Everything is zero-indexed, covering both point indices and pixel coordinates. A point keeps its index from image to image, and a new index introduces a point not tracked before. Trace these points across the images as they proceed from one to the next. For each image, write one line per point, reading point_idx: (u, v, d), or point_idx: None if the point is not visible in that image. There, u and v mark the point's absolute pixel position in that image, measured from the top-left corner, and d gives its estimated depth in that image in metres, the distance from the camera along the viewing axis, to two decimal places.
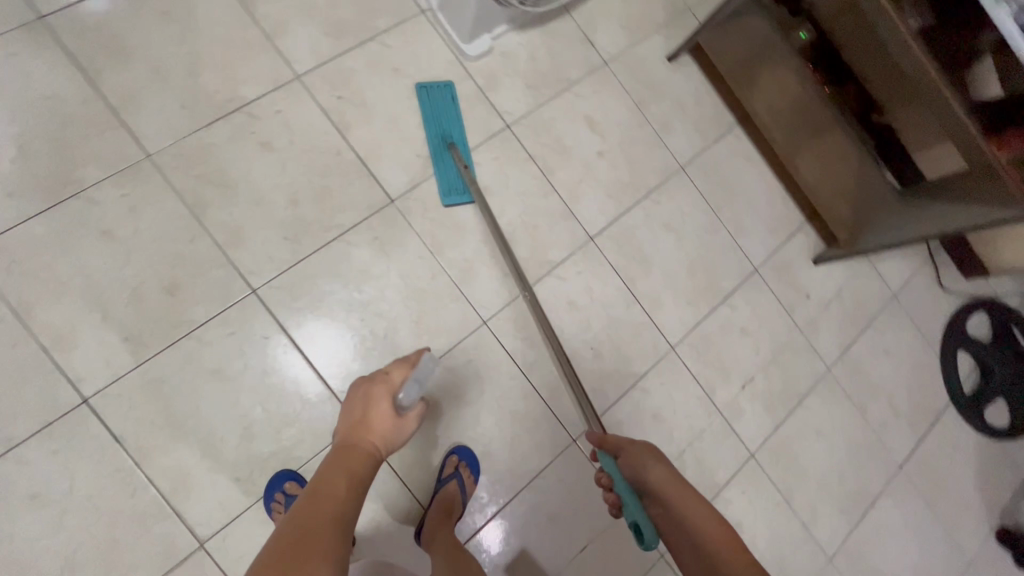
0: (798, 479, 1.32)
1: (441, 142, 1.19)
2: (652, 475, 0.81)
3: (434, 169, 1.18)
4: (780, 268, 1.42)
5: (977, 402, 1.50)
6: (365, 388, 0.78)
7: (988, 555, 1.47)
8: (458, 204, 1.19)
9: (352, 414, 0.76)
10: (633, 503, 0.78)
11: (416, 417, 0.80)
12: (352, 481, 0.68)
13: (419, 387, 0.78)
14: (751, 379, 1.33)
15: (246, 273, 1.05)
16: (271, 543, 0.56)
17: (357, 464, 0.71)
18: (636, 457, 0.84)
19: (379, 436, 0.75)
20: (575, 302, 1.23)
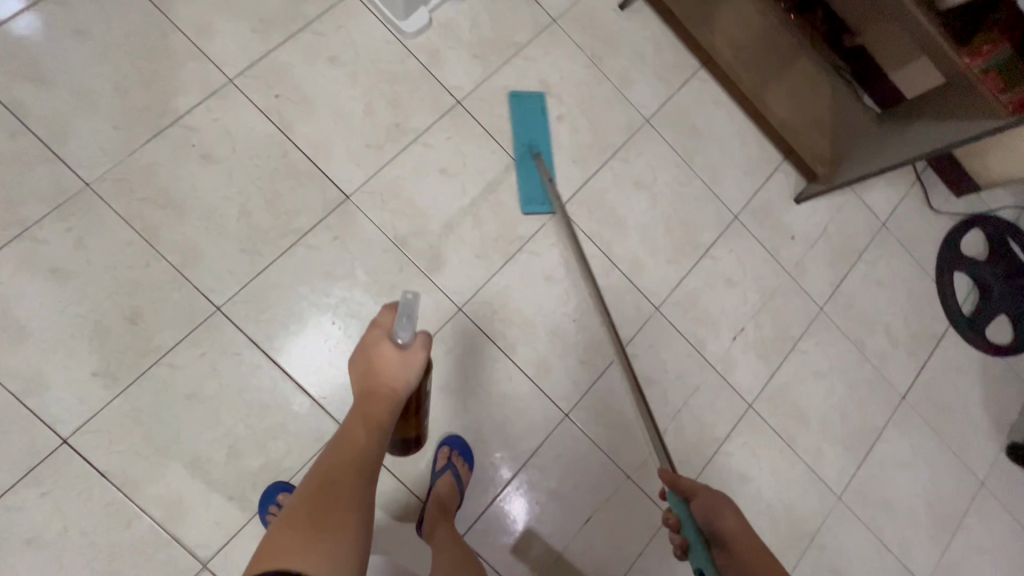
0: (800, 423, 1.31)
1: (527, 151, 1.22)
2: (725, 524, 0.78)
3: (517, 176, 1.21)
4: (761, 212, 1.38)
5: (978, 322, 1.47)
6: (363, 336, 0.74)
7: (1001, 473, 1.46)
8: (538, 214, 1.21)
9: (361, 361, 0.74)
10: (702, 546, 0.68)
11: (423, 346, 0.75)
12: (370, 428, 0.71)
13: (411, 324, 0.72)
14: (741, 329, 1.30)
15: (208, 292, 1.03)
16: (293, 505, 0.62)
17: (374, 411, 0.72)
18: (710, 501, 0.79)
19: (390, 378, 0.73)
20: (551, 276, 1.20)
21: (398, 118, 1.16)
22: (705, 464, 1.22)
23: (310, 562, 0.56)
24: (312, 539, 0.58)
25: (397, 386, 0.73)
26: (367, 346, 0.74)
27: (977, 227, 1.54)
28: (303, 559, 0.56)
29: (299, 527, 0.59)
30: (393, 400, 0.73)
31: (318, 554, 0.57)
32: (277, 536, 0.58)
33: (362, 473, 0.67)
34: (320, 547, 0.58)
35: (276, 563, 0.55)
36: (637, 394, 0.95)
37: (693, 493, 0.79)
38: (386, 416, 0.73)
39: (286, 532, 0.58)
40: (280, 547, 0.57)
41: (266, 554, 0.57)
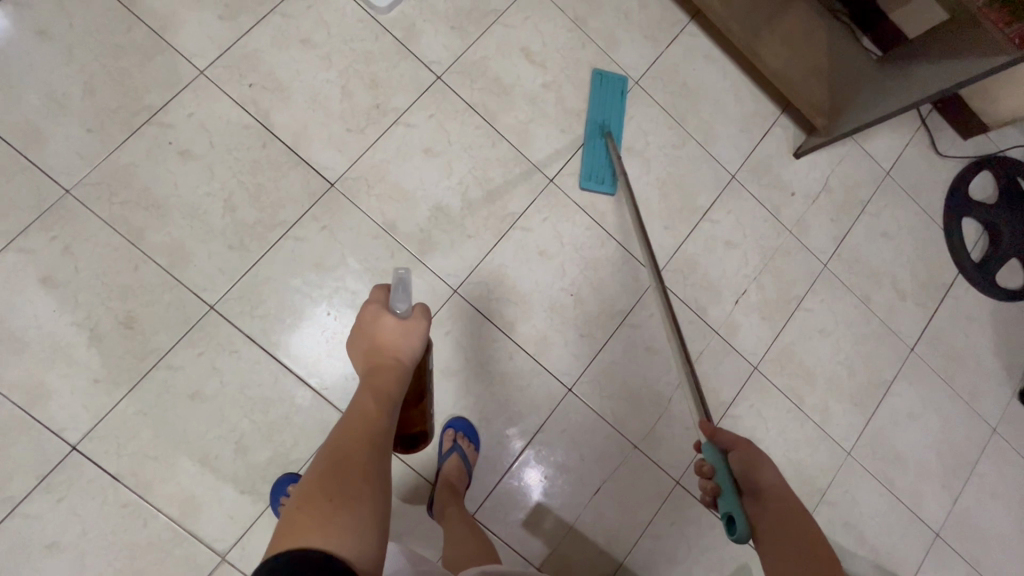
0: (806, 382, 1.29)
1: (598, 129, 1.23)
2: (763, 478, 0.70)
3: (583, 152, 1.22)
4: (759, 169, 1.34)
5: (988, 267, 1.43)
6: (363, 316, 0.80)
7: (1013, 418, 1.44)
8: (596, 192, 1.22)
9: (365, 340, 0.79)
10: (734, 493, 0.65)
11: (422, 316, 0.80)
12: (381, 399, 0.72)
13: (406, 294, 0.76)
14: (743, 292, 1.28)
15: (200, 291, 1.02)
16: (307, 481, 0.60)
17: (383, 382, 0.74)
18: (749, 454, 0.71)
19: (395, 347, 0.77)
20: (545, 251, 1.18)
21: (377, 99, 1.13)
22: None
23: (335, 530, 0.54)
24: (335, 508, 0.56)
25: (402, 355, 0.77)
26: (368, 324, 0.79)
27: (986, 170, 1.48)
28: (329, 526, 0.54)
29: (320, 498, 0.57)
30: (399, 369, 0.76)
31: (343, 523, 0.55)
32: (298, 509, 0.56)
33: (376, 446, 0.66)
34: (343, 515, 0.56)
35: (301, 534, 0.53)
36: (678, 336, 0.88)
37: (732, 445, 0.72)
38: (396, 387, 0.75)
39: (308, 505, 0.56)
40: (303, 518, 0.55)
41: (289, 530, 0.54)
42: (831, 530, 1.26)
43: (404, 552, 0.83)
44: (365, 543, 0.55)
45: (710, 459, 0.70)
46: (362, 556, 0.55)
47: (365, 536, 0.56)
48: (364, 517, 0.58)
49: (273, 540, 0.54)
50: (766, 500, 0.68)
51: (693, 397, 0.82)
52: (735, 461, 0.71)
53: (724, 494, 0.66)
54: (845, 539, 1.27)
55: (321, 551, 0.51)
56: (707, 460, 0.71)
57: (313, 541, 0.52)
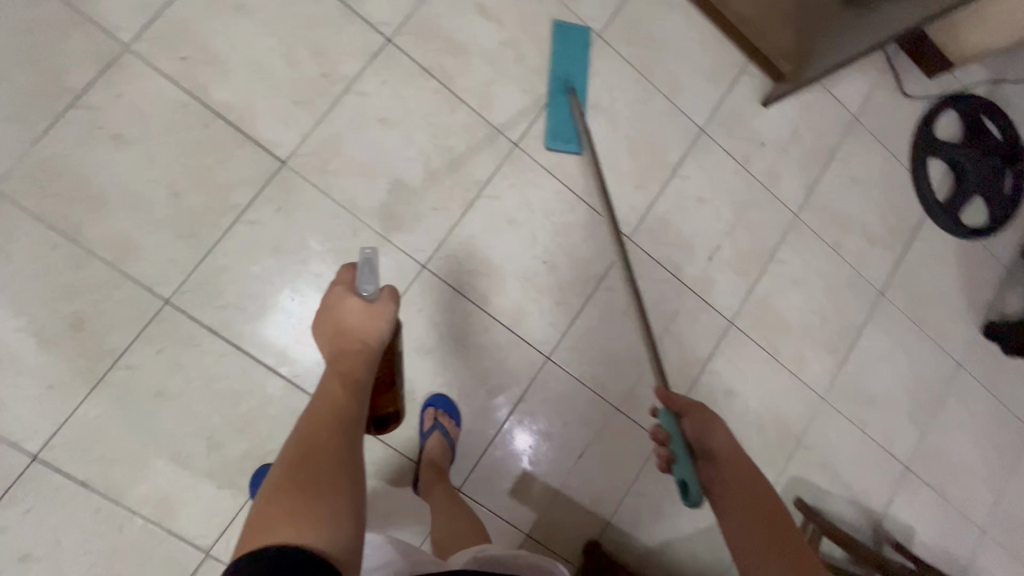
0: (780, 332, 1.31)
1: (561, 85, 1.18)
2: (715, 441, 0.68)
3: (547, 110, 1.17)
4: (728, 121, 1.31)
5: (954, 207, 1.45)
6: (326, 300, 0.77)
7: (978, 352, 1.49)
8: (563, 152, 1.18)
9: (329, 325, 0.76)
10: (687, 459, 0.64)
11: (390, 299, 0.76)
12: (348, 384, 0.70)
13: (373, 275, 0.74)
14: (716, 248, 1.27)
15: (152, 285, 0.96)
16: (274, 474, 0.57)
17: (351, 366, 0.71)
18: (702, 416, 0.69)
19: (360, 330, 0.74)
20: (514, 219, 1.15)
21: (325, 67, 1.06)
22: (691, 385, 1.23)
23: (305, 521, 0.52)
24: (305, 499, 0.54)
25: (369, 338, 0.74)
26: (331, 307, 0.76)
27: (953, 109, 1.48)
28: (298, 518, 0.52)
29: (289, 490, 0.55)
30: (368, 354, 0.73)
31: (314, 514, 0.53)
32: (267, 503, 0.54)
33: (346, 432, 0.64)
34: (312, 506, 0.54)
35: (270, 529, 0.51)
36: (638, 305, 0.86)
37: (686, 409, 0.70)
38: (363, 370, 0.72)
39: (276, 497, 0.54)
40: (273, 512, 0.52)
41: (256, 525, 0.52)
42: (808, 473, 1.31)
43: (391, 542, 0.76)
44: (338, 530, 0.53)
45: (664, 425, 0.70)
46: (336, 544, 0.52)
47: (338, 524, 0.54)
48: (336, 505, 0.55)
49: (242, 536, 0.52)
50: (720, 463, 0.67)
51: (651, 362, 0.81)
52: (687, 426, 0.69)
53: (678, 460, 0.66)
54: (822, 480, 1.32)
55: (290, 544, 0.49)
56: (662, 426, 0.70)
57: (283, 535, 0.50)
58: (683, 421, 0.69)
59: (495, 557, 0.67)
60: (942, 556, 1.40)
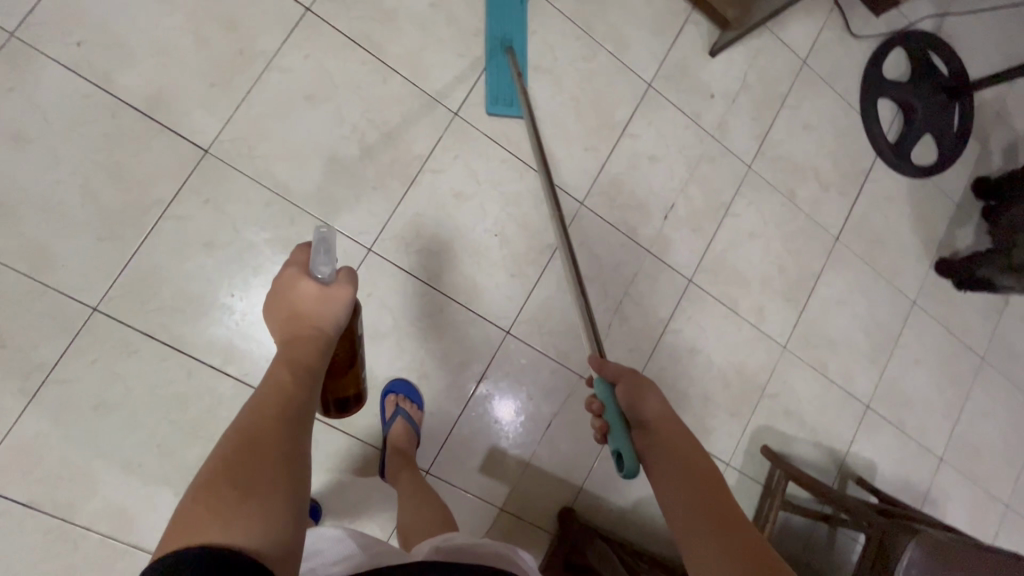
0: (739, 286, 1.31)
1: (499, 44, 1.12)
2: (648, 408, 0.69)
3: (486, 72, 1.12)
4: (676, 74, 1.27)
5: (904, 146, 1.46)
6: (278, 282, 0.71)
7: (933, 289, 1.52)
8: (506, 116, 1.12)
9: (281, 309, 0.70)
10: (621, 429, 0.68)
11: (347, 282, 0.71)
12: (297, 376, 0.62)
13: (329, 255, 0.69)
14: (671, 206, 1.25)
15: (76, 293, 0.90)
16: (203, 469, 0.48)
17: (303, 355, 0.65)
18: (636, 385, 0.70)
19: (313, 316, 0.68)
20: (461, 192, 1.10)
21: (240, 43, 0.98)
22: (654, 346, 1.23)
23: (238, 520, 0.44)
24: (241, 497, 0.46)
25: (323, 324, 0.68)
26: (283, 291, 0.70)
27: (901, 47, 1.47)
28: (230, 518, 0.44)
29: (222, 486, 0.46)
30: (321, 340, 0.67)
31: (251, 513, 0.45)
32: (195, 501, 0.45)
33: (292, 425, 0.56)
34: (248, 504, 0.46)
35: (196, 530, 0.42)
36: (573, 266, 0.85)
37: (619, 377, 0.71)
38: (313, 358, 0.66)
39: (206, 495, 0.45)
40: (201, 510, 0.44)
41: (179, 527, 0.43)
42: (774, 421, 1.34)
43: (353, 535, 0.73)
44: (277, 532, 0.45)
45: (600, 396, 0.72)
46: (274, 550, 0.44)
47: (277, 526, 0.46)
48: (277, 504, 0.47)
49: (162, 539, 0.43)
50: (653, 430, 0.68)
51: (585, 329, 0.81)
52: (620, 396, 0.70)
53: (613, 430, 0.69)
54: (787, 427, 1.35)
55: (220, 547, 0.41)
56: (598, 396, 0.72)
57: (211, 536, 0.42)
58: (617, 390, 0.71)
59: (456, 545, 0.64)
60: (903, 486, 1.46)
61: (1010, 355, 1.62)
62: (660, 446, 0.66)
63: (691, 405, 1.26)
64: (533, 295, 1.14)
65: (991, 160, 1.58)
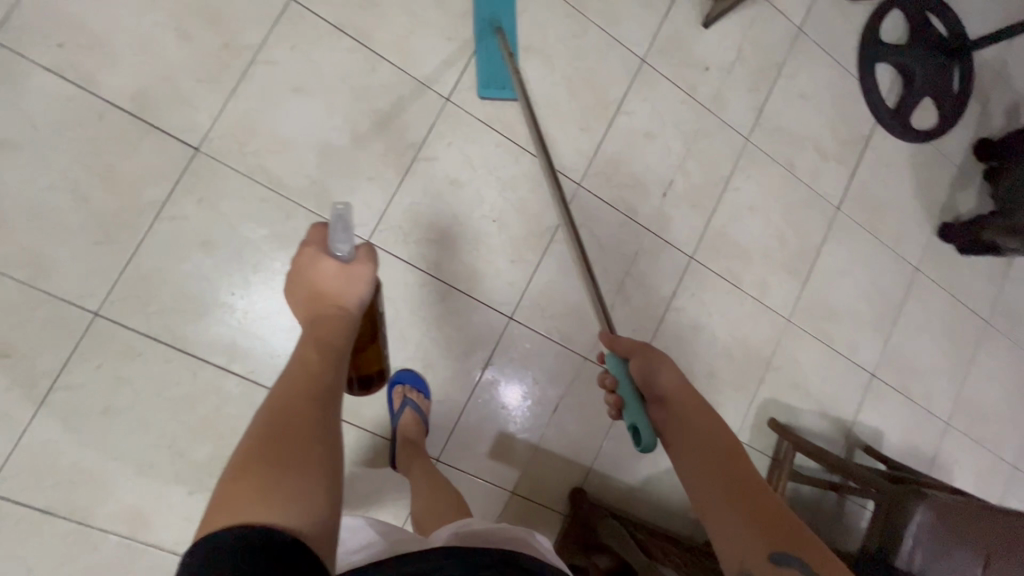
0: (741, 260, 1.30)
1: (487, 26, 1.10)
2: (662, 383, 0.68)
3: (476, 55, 1.10)
4: (669, 48, 1.24)
5: (903, 111, 1.44)
6: (297, 262, 0.67)
7: (936, 255, 1.51)
8: (498, 99, 1.11)
9: (301, 289, 0.66)
10: (636, 404, 0.68)
11: (367, 259, 0.67)
12: (324, 355, 0.58)
13: (347, 233, 0.64)
14: (670, 183, 1.24)
15: (76, 299, 0.90)
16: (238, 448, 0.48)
17: (329, 333, 0.61)
18: (648, 358, 0.70)
19: (336, 295, 0.64)
20: (456, 179, 1.09)
21: (223, 37, 0.96)
22: (657, 325, 1.23)
23: (279, 500, 0.43)
24: (280, 477, 0.45)
25: (347, 303, 0.64)
26: (302, 270, 0.65)
27: (897, 9, 1.43)
28: (271, 496, 0.43)
29: (260, 466, 0.45)
30: (346, 320, 0.64)
31: (292, 492, 0.44)
32: (234, 481, 0.44)
33: (324, 402, 0.53)
34: (288, 485, 0.45)
35: (238, 510, 0.42)
36: (577, 246, 0.84)
37: (631, 352, 0.71)
38: (340, 337, 0.62)
39: (245, 475, 0.45)
40: (241, 489, 0.43)
41: (220, 505, 0.43)
42: (780, 393, 1.34)
43: (374, 524, 0.74)
44: (319, 512, 0.45)
45: (612, 370, 0.73)
46: (318, 531, 0.44)
47: (320, 505, 0.45)
48: (318, 483, 0.46)
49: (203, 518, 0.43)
50: (669, 405, 0.67)
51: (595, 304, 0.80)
52: (632, 370, 0.70)
53: (627, 405, 0.70)
54: (793, 399, 1.35)
55: (264, 529, 0.41)
56: (611, 371, 0.73)
57: (255, 516, 0.41)
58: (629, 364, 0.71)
59: (474, 530, 0.65)
60: (910, 452, 1.47)
61: (1015, 317, 1.62)
62: (676, 420, 0.66)
63: (697, 382, 1.26)
64: (533, 280, 1.14)
65: (992, 121, 1.56)
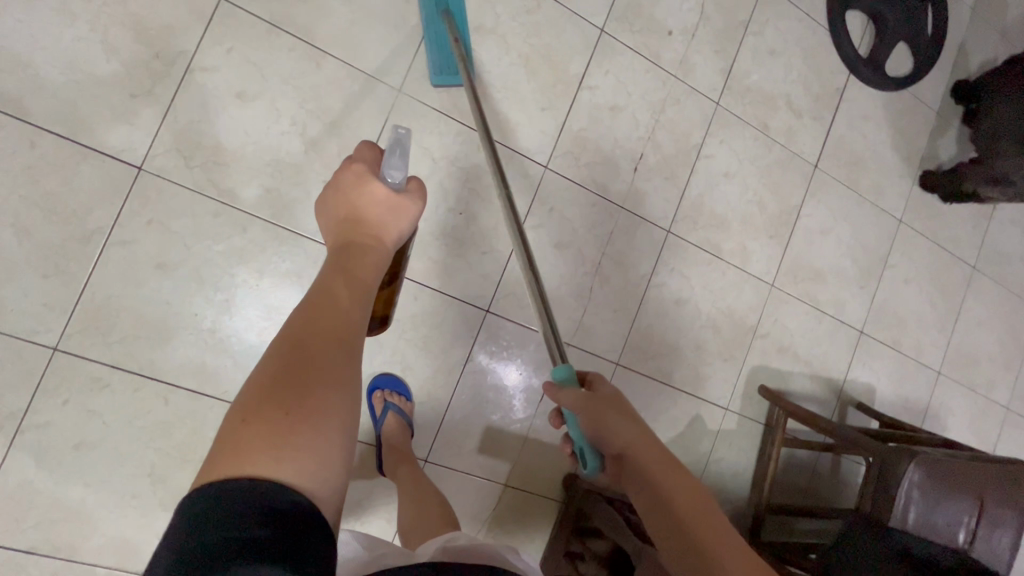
0: (719, 230, 1.27)
1: (435, 8, 1.04)
2: (617, 438, 0.64)
3: (426, 40, 1.04)
4: (629, 14, 1.19)
5: (876, 58, 1.39)
6: (339, 180, 0.62)
7: (919, 205, 1.48)
8: (452, 86, 1.06)
9: (338, 210, 0.61)
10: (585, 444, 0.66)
11: (416, 193, 0.63)
12: (354, 286, 0.53)
13: (403, 159, 0.63)
14: (640, 157, 1.20)
15: (33, 336, 0.87)
16: (251, 380, 0.44)
17: (360, 264, 0.56)
18: (595, 415, 0.64)
19: (376, 222, 0.60)
20: (417, 174, 1.05)
21: (154, 46, 0.91)
22: (639, 303, 1.21)
23: (291, 456, 0.40)
24: (296, 427, 0.41)
25: (386, 234, 0.60)
26: (345, 190, 0.61)
27: None
28: (284, 445, 0.40)
29: (274, 411, 0.42)
30: (381, 252, 0.59)
31: (307, 447, 0.41)
32: (244, 424, 0.41)
33: (348, 346, 0.48)
34: (305, 438, 0.41)
35: (244, 461, 0.39)
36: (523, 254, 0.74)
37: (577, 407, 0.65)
38: (372, 270, 0.57)
39: (256, 418, 0.41)
40: (248, 437, 0.40)
41: (226, 443, 0.40)
42: (769, 360, 1.33)
43: (357, 538, 0.70)
44: (333, 475, 0.41)
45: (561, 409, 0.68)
46: (322, 491, 0.41)
47: (332, 463, 0.42)
48: (333, 441, 0.42)
49: (205, 459, 0.40)
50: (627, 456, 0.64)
51: (543, 323, 0.71)
52: (582, 425, 0.65)
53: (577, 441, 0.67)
54: (782, 364, 1.34)
55: (273, 489, 0.38)
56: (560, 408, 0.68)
57: (264, 472, 0.38)
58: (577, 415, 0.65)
59: (460, 546, 0.62)
60: (902, 406, 1.47)
61: (1001, 260, 1.60)
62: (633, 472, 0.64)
63: (683, 357, 1.25)
64: (507, 270, 1.12)
65: (969, 62, 1.51)
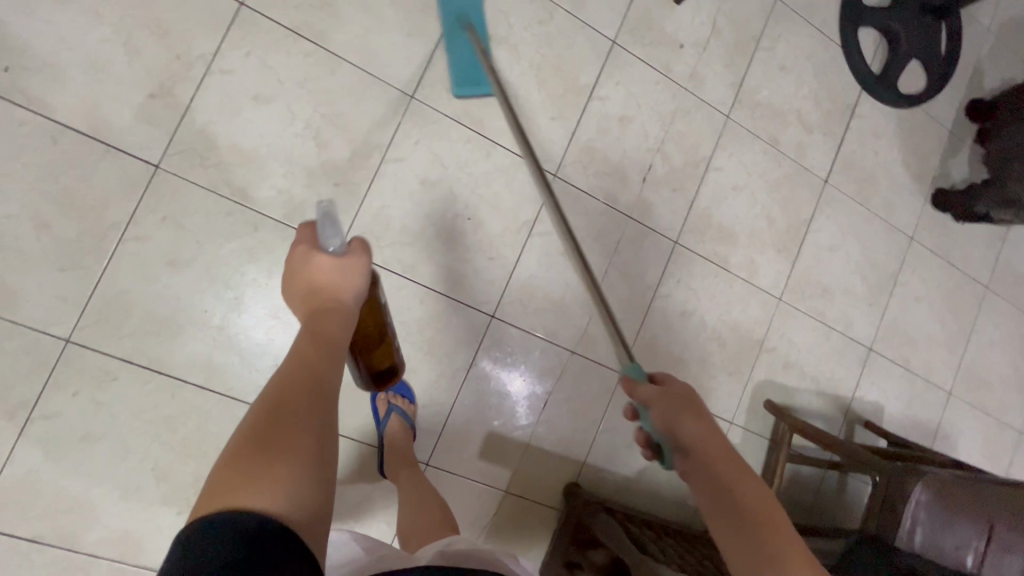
0: (727, 242, 1.27)
1: (455, 22, 1.06)
2: (687, 434, 0.60)
3: (448, 54, 1.06)
4: (641, 27, 1.20)
5: (889, 75, 1.39)
6: (289, 263, 0.62)
7: (930, 223, 1.47)
8: (477, 96, 1.07)
9: (296, 287, 0.61)
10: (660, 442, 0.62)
11: (361, 250, 0.62)
12: (322, 348, 0.54)
13: (337, 227, 0.60)
14: (648, 168, 1.21)
15: (46, 328, 0.89)
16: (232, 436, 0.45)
17: (325, 328, 0.56)
18: (670, 409, 0.61)
19: (333, 289, 0.60)
20: (426, 179, 1.06)
21: (174, 48, 0.94)
22: (644, 314, 1.21)
23: (268, 487, 0.41)
24: (272, 462, 0.42)
25: (345, 297, 0.60)
26: (297, 270, 0.61)
27: None
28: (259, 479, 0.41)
29: (250, 453, 0.43)
30: (346, 313, 0.59)
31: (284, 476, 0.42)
32: (223, 470, 0.42)
33: (317, 394, 0.49)
34: (279, 473, 0.42)
35: (225, 496, 0.40)
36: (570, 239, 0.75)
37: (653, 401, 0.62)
38: (340, 330, 0.57)
39: (236, 461, 0.42)
40: (229, 478, 0.41)
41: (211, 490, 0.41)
42: (775, 374, 1.32)
43: (355, 540, 0.70)
44: (309, 499, 0.42)
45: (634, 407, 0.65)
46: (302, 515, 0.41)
47: (307, 494, 0.42)
48: (307, 472, 0.43)
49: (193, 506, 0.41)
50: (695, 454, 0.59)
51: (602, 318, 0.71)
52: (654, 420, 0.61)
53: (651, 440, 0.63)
54: (789, 379, 1.33)
55: (250, 514, 0.39)
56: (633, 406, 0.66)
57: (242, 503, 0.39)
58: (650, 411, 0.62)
59: (459, 550, 0.61)
60: (911, 426, 1.45)
61: (1015, 281, 1.58)
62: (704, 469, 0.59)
63: (688, 369, 1.24)
64: (512, 275, 1.13)
65: (983, 81, 1.51)
